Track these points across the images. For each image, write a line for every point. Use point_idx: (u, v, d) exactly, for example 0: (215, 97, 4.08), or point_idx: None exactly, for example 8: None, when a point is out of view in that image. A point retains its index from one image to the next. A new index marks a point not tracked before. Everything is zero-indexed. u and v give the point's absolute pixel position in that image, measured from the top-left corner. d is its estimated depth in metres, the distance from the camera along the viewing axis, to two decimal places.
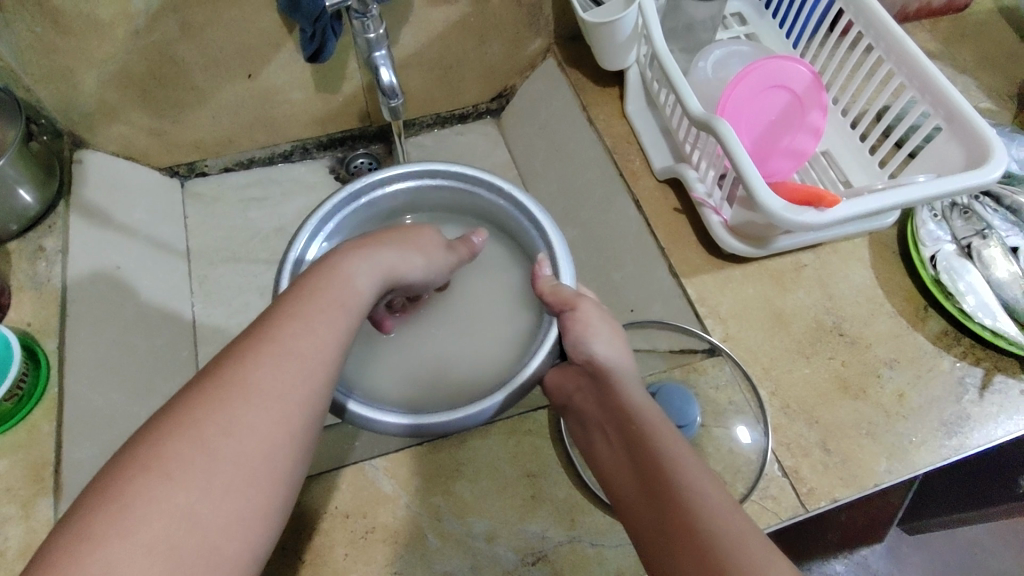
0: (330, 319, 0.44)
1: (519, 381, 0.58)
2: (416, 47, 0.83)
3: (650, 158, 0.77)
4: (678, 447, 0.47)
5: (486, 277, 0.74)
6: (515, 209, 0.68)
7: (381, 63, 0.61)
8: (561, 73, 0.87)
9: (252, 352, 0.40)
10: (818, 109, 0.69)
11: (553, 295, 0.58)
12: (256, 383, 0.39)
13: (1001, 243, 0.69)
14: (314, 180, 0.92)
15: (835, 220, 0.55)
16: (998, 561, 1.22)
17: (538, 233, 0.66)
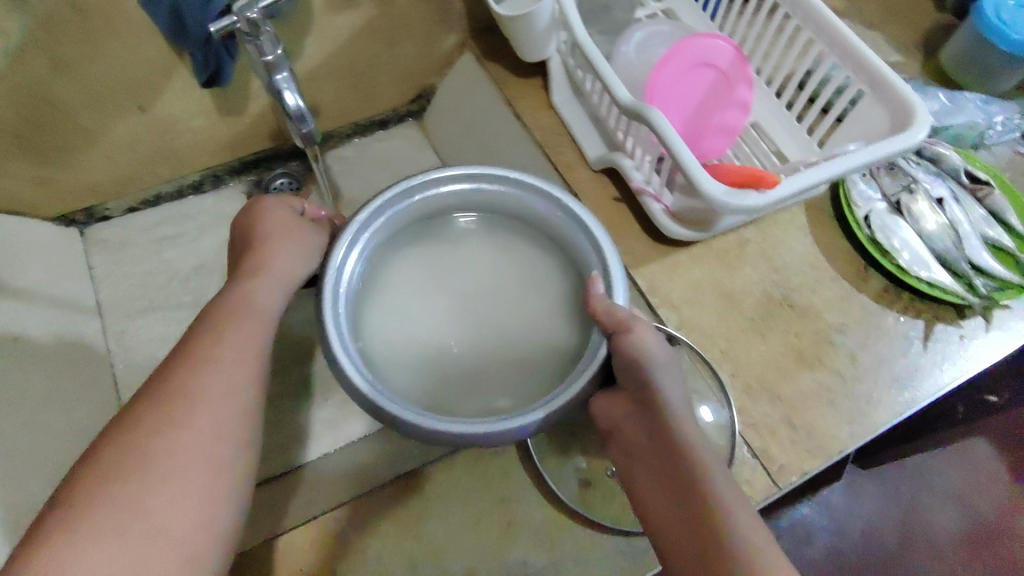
0: (243, 339, 0.49)
1: (564, 397, 0.53)
2: (323, 57, 0.77)
3: (585, 149, 0.75)
4: (732, 498, 0.44)
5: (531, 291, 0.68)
6: (571, 222, 0.63)
7: (285, 86, 0.56)
8: (481, 68, 0.84)
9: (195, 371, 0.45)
10: (744, 82, 0.69)
11: (606, 316, 0.54)
12: (189, 392, 0.44)
13: (927, 196, 0.72)
14: (231, 208, 0.85)
15: (777, 200, 0.55)
16: (948, 481, 1.30)
17: (588, 244, 0.61)
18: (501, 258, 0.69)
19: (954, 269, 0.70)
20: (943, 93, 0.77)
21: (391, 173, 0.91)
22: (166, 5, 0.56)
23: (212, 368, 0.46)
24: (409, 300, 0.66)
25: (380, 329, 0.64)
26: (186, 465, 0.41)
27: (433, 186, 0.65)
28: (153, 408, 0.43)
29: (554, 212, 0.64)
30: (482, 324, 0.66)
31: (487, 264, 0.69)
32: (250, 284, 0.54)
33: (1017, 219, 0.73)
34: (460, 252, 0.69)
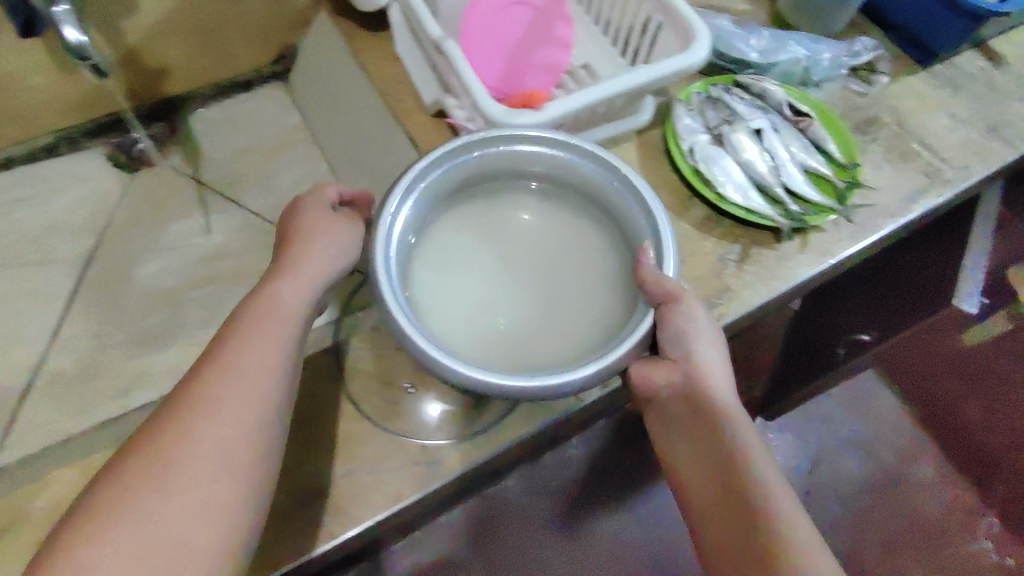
0: (265, 344, 0.48)
1: (613, 357, 0.50)
2: (164, 14, 0.78)
3: (422, 94, 0.77)
4: (771, 475, 0.49)
5: (583, 264, 0.61)
6: (626, 194, 0.58)
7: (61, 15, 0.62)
8: (332, 24, 0.85)
9: (212, 379, 0.46)
10: (562, 20, 0.71)
11: (654, 286, 0.53)
12: (212, 400, 0.44)
13: (745, 127, 0.75)
14: (86, 170, 0.86)
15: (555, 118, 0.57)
16: (852, 429, 1.24)
17: (637, 206, 0.57)
18: (548, 236, 0.62)
19: (772, 196, 0.73)
20: (768, 31, 0.82)
21: (254, 132, 0.92)
22: None
23: (225, 375, 0.46)
24: (478, 261, 0.60)
25: (431, 302, 0.56)
26: (201, 471, 0.42)
27: (513, 140, 0.58)
28: (177, 411, 0.44)
29: (617, 183, 0.58)
30: (525, 299, 0.59)
31: (550, 239, 0.62)
32: (279, 282, 0.52)
33: (836, 148, 0.76)
34: (515, 224, 0.62)
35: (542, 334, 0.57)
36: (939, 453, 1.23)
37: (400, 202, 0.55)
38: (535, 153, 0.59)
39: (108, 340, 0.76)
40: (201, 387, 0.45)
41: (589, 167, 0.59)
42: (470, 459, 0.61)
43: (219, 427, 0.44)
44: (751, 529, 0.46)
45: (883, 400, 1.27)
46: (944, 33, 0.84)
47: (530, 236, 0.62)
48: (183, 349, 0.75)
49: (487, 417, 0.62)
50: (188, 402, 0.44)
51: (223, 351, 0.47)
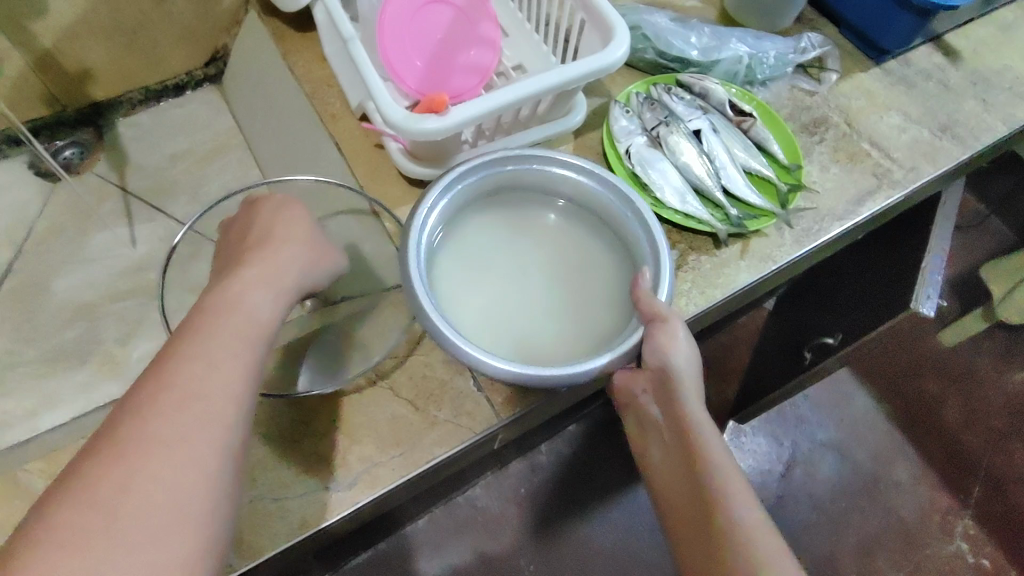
0: (233, 353, 0.42)
1: (624, 349, 0.53)
2: (78, 14, 0.74)
3: (348, 97, 0.74)
4: (739, 491, 0.47)
5: (595, 283, 0.62)
6: (640, 228, 0.59)
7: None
8: (262, 25, 0.82)
9: (153, 399, 0.38)
10: (487, 19, 0.68)
11: (644, 304, 0.54)
12: (159, 431, 0.37)
13: (683, 129, 0.72)
14: (8, 178, 0.83)
15: (462, 121, 0.54)
16: (826, 430, 1.14)
17: (642, 231, 0.59)
18: (569, 244, 0.64)
19: (711, 199, 0.70)
20: (708, 28, 0.79)
21: (186, 138, 0.88)
22: None
23: (176, 396, 0.38)
24: (493, 268, 0.62)
25: (457, 300, 0.59)
26: (166, 513, 0.35)
27: (528, 160, 0.61)
28: (121, 439, 0.36)
29: (625, 208, 0.60)
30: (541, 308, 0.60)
31: (570, 247, 0.64)
32: (242, 285, 0.46)
33: (779, 149, 0.73)
34: (537, 229, 0.64)
35: (554, 338, 0.59)
36: (918, 456, 1.13)
37: (433, 204, 0.57)
38: (562, 177, 0.61)
39: (23, 358, 0.73)
40: (166, 402, 0.38)
41: (607, 196, 0.61)
42: (381, 485, 0.55)
43: (172, 461, 0.36)
44: (705, 527, 0.47)
45: (855, 399, 1.16)
46: (891, 31, 0.82)
47: (547, 241, 0.64)
48: (101, 368, 0.73)
49: (404, 438, 0.56)
50: (135, 420, 0.37)
51: (183, 357, 0.40)
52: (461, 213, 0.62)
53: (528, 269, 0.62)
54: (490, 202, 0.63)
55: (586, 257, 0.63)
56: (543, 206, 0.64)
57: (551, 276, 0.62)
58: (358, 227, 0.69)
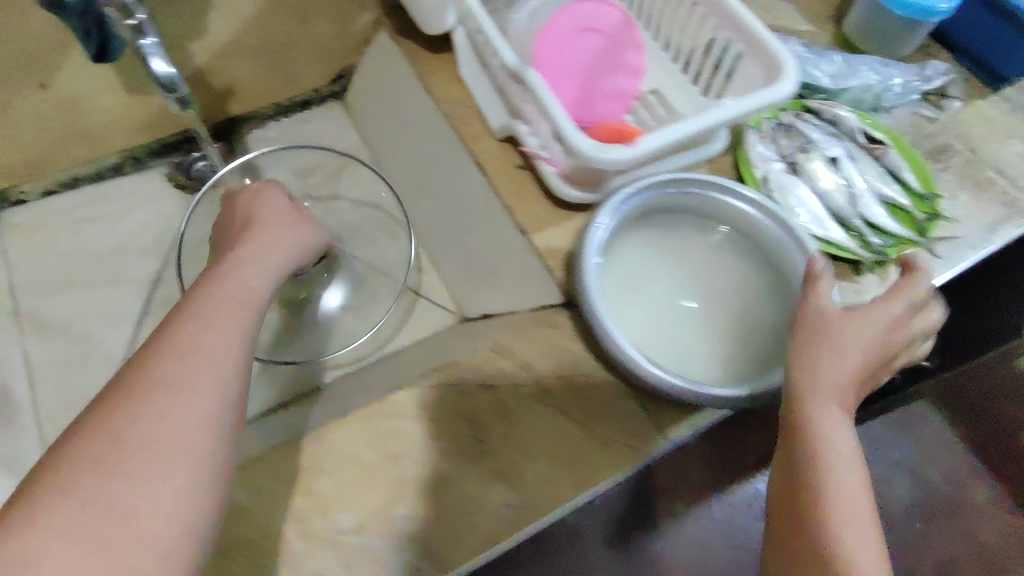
0: (230, 313, 0.42)
1: (788, 376, 0.54)
2: (232, 35, 0.78)
3: (489, 119, 0.76)
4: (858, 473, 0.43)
5: (752, 304, 0.62)
6: (801, 256, 0.59)
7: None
8: (395, 45, 0.85)
9: (161, 353, 0.38)
10: (633, 48, 0.70)
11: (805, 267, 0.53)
12: (164, 380, 0.37)
13: (821, 156, 0.75)
14: (152, 190, 0.86)
15: (646, 152, 0.56)
16: (902, 450, 1.13)
17: (802, 260, 0.59)
18: (723, 270, 0.64)
19: (850, 226, 0.73)
20: (838, 56, 0.80)
21: (314, 153, 0.92)
22: None
23: (182, 353, 0.38)
24: (654, 283, 0.64)
25: (622, 313, 0.61)
26: (171, 453, 0.35)
27: (692, 184, 0.62)
28: (125, 384, 0.37)
29: (788, 238, 0.60)
30: (699, 325, 0.62)
31: (723, 273, 0.64)
32: (235, 263, 0.48)
33: (912, 175, 0.73)
34: (690, 255, 0.65)
35: (712, 360, 0.60)
36: (1002, 481, 1.12)
37: (605, 222, 0.59)
38: (722, 200, 0.62)
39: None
40: (162, 361, 0.38)
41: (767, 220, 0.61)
42: (560, 501, 0.56)
43: (182, 410, 0.36)
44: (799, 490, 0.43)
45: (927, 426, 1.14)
46: (1011, 60, 0.83)
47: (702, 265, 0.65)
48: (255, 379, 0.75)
49: (576, 456, 0.58)
50: (143, 367, 0.38)
51: (178, 325, 0.41)
52: (620, 236, 0.63)
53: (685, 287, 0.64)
54: (647, 225, 0.65)
55: (741, 277, 0.64)
56: (696, 232, 0.65)
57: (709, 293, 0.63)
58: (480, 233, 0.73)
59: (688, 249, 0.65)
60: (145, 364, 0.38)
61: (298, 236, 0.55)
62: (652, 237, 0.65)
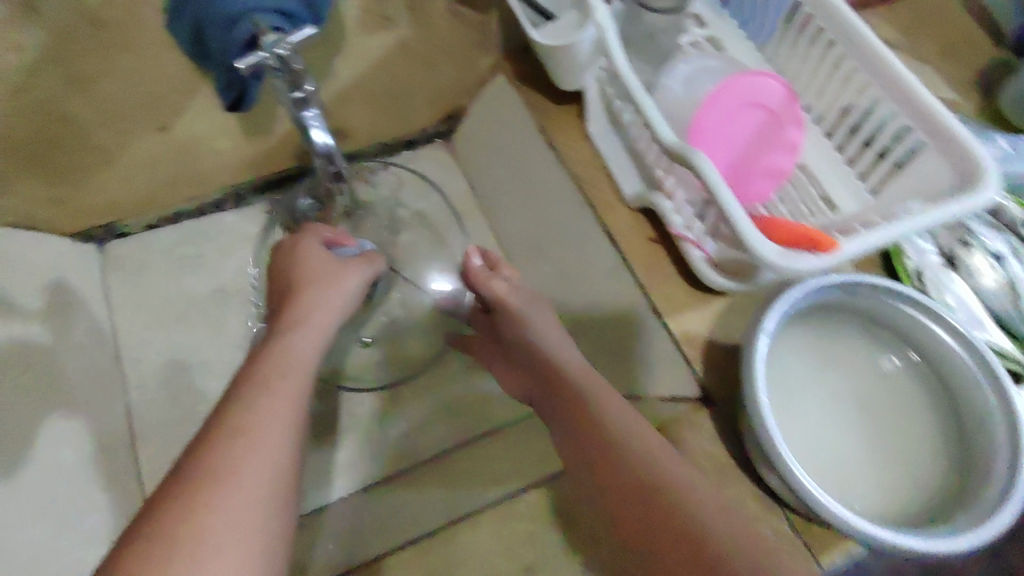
0: (285, 392, 0.47)
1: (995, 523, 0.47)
2: (352, 78, 0.75)
3: (622, 186, 0.72)
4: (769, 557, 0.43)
5: (922, 427, 0.57)
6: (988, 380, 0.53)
7: (313, 123, 0.49)
8: (515, 91, 0.81)
9: (235, 430, 0.43)
10: (795, 125, 0.65)
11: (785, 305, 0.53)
12: (237, 458, 0.41)
13: (983, 250, 0.67)
14: (254, 230, 0.84)
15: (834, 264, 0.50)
16: None
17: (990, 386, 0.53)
18: (901, 397, 0.58)
19: (1012, 331, 0.66)
20: (1004, 137, 0.72)
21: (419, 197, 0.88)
22: (189, 24, 0.53)
23: (254, 429, 0.43)
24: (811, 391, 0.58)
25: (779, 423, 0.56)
26: (247, 528, 0.39)
27: (866, 287, 0.57)
28: (205, 461, 0.41)
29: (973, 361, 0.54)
30: (861, 444, 0.56)
31: (892, 396, 0.58)
32: (291, 340, 0.53)
33: None
34: (863, 372, 0.59)
35: (876, 499, 0.54)
36: None
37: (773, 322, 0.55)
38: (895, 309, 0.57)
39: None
40: (225, 431, 0.43)
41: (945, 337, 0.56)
42: None
43: (253, 485, 0.41)
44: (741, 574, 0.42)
45: None
46: None
47: (875, 384, 0.59)
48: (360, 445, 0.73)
49: None
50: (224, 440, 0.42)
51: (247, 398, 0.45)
52: (780, 339, 0.59)
53: (844, 398, 0.58)
54: (811, 329, 0.60)
55: (908, 395, 0.58)
56: (874, 348, 0.59)
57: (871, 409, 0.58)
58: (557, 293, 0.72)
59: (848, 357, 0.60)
60: (220, 436, 0.42)
61: (340, 291, 0.62)
62: (810, 339, 0.60)
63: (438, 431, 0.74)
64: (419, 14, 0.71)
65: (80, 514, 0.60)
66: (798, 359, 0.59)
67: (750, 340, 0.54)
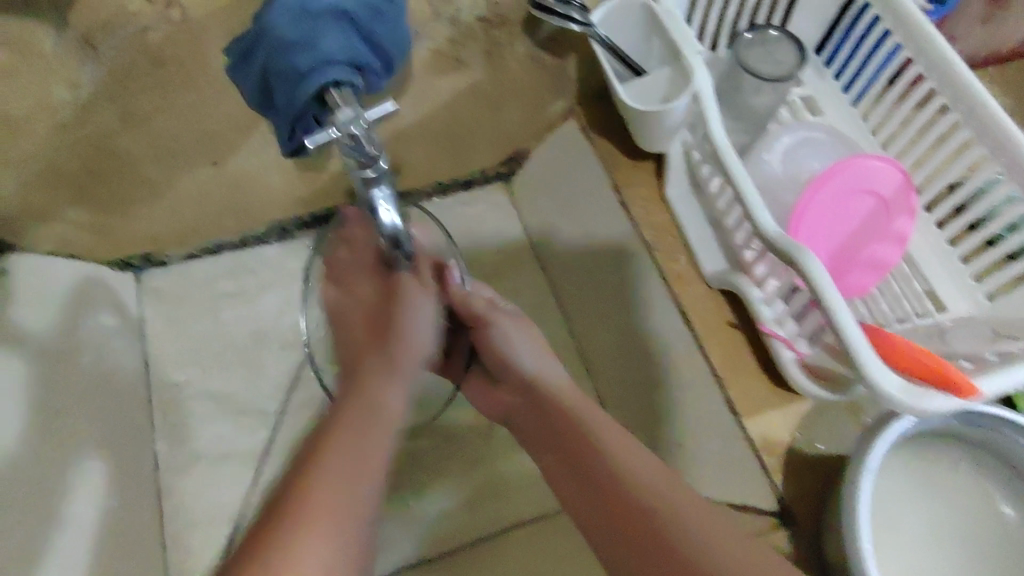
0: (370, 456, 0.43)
1: None
2: (416, 119, 0.70)
3: (702, 262, 0.65)
4: None
5: None
6: None
7: (382, 204, 0.46)
8: (585, 139, 0.74)
9: (313, 491, 0.39)
10: (907, 216, 0.58)
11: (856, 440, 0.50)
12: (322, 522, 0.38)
13: None
14: (297, 267, 0.79)
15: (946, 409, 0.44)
16: None
17: None
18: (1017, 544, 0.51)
19: None
20: None
21: (471, 244, 0.84)
22: (257, 74, 0.47)
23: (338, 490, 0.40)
24: (916, 527, 0.51)
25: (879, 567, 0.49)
26: None
27: (984, 416, 0.50)
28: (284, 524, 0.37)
29: None
30: None
31: (1002, 538, 0.51)
32: (383, 388, 0.48)
33: None
34: (969, 506, 0.52)
35: None
36: None
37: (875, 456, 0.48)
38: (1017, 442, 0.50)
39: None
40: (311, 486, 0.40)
41: None
42: None
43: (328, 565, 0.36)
44: None
45: None
46: None
47: (987, 525, 0.52)
48: (395, 519, 0.68)
49: None
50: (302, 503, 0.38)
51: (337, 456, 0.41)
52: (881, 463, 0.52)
53: (953, 539, 0.51)
54: (916, 453, 0.53)
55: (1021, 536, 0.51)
56: (989, 484, 0.53)
57: (978, 551, 0.51)
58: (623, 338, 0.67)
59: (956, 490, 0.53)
60: (304, 494, 0.39)
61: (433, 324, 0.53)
62: (913, 466, 0.53)
63: (482, 512, 0.69)
64: (495, 57, 0.65)
65: None
66: (902, 488, 0.52)
67: (854, 473, 0.48)
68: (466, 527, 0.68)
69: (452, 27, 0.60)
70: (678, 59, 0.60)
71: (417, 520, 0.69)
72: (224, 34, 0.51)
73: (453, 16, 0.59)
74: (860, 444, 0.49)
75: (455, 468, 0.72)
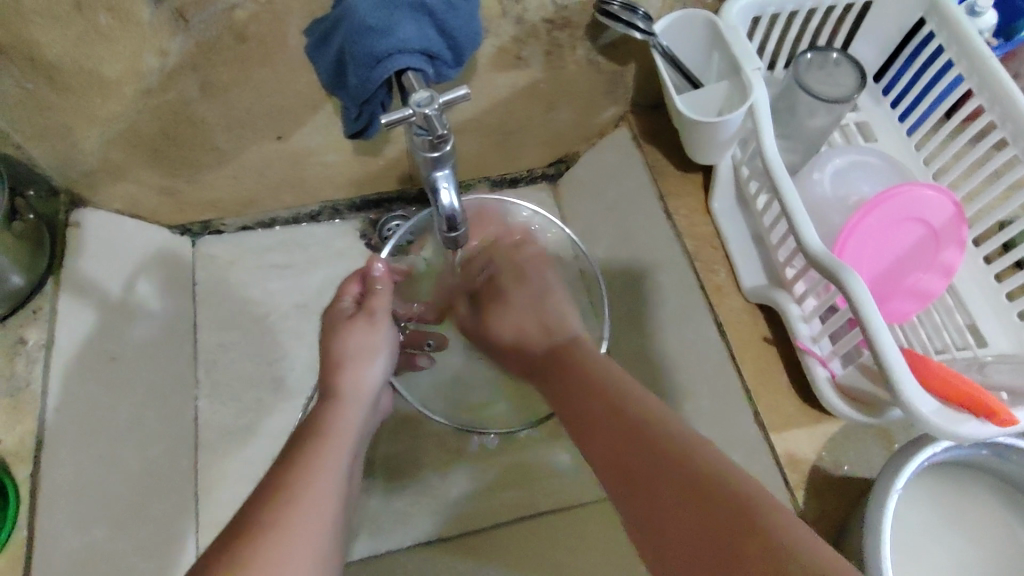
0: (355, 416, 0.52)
1: None
2: (474, 112, 0.73)
3: (740, 275, 0.65)
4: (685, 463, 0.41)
5: None
6: None
7: (443, 184, 0.49)
8: (635, 147, 0.75)
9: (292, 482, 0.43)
10: (955, 248, 0.58)
11: (887, 469, 0.49)
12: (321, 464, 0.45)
13: None
14: (343, 246, 0.82)
15: (975, 436, 0.46)
16: None
17: None
18: None
19: None
20: None
21: None
22: (334, 53, 0.50)
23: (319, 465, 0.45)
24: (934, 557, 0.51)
25: None
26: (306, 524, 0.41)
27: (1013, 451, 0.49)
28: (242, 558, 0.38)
29: None
30: None
31: None
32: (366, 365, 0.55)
33: None
34: (996, 545, 0.51)
35: None
36: None
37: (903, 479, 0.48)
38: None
39: None
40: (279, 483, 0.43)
41: None
42: None
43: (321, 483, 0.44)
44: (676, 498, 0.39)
45: None
46: None
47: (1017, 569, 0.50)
48: (417, 492, 0.71)
49: None
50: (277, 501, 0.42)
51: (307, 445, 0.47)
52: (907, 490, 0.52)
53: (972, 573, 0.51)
54: (941, 482, 0.53)
55: None
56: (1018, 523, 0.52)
57: None
58: (700, 306, 0.66)
59: (982, 525, 0.52)
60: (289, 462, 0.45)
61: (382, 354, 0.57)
62: (937, 496, 0.52)
63: (501, 498, 0.70)
64: (556, 59, 0.67)
65: (133, 518, 0.60)
66: (928, 519, 0.52)
67: (881, 492, 0.48)
68: (486, 511, 0.70)
69: (518, 26, 0.62)
70: (736, 74, 0.61)
71: (439, 500, 0.70)
72: (303, 17, 0.54)
73: (520, 15, 0.61)
74: (889, 465, 0.49)
75: (479, 453, 0.73)
